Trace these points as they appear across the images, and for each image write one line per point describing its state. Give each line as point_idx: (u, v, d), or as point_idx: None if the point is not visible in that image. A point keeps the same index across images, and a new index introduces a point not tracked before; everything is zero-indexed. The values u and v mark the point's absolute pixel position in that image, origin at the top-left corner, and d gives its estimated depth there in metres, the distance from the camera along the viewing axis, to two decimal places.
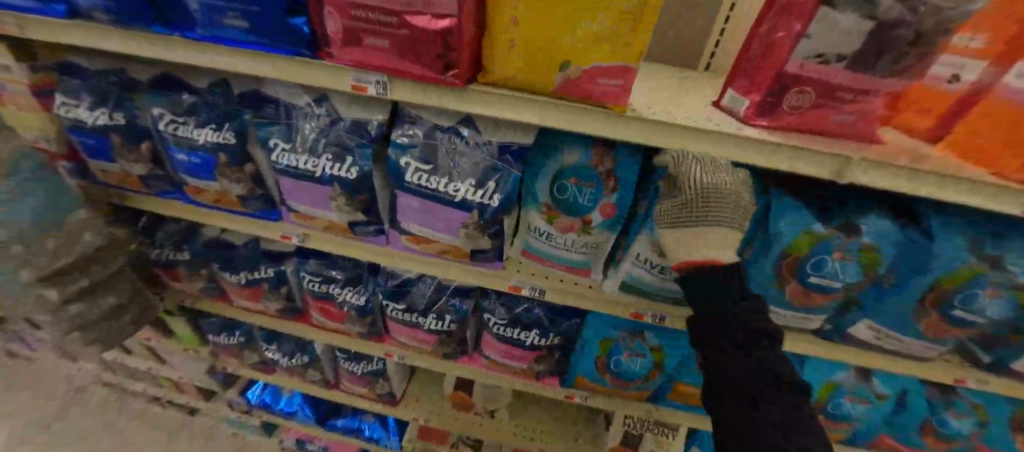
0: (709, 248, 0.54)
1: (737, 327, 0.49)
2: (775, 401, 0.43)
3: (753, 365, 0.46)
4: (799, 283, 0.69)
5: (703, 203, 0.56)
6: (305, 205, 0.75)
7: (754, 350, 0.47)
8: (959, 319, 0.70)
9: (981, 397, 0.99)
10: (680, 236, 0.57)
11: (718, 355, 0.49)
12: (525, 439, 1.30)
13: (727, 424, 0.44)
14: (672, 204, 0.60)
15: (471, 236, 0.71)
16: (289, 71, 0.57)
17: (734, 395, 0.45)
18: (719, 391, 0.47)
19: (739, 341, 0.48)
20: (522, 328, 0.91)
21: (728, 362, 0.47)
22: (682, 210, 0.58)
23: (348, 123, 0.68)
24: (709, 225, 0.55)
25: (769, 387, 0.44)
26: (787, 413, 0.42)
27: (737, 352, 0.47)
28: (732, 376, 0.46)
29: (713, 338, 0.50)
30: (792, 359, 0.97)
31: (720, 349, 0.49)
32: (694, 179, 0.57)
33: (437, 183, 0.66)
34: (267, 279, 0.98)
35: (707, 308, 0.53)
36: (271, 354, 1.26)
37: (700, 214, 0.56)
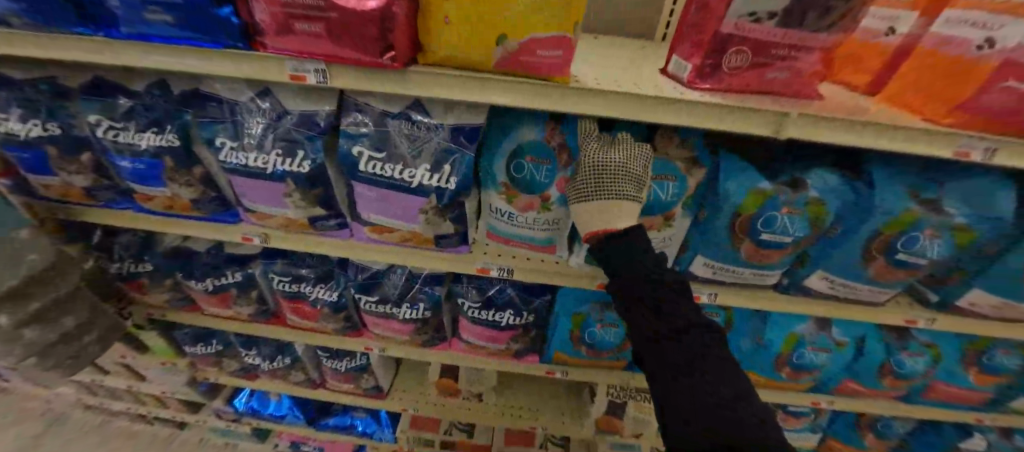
0: (604, 217, 0.60)
1: (655, 285, 0.53)
2: (704, 363, 0.47)
3: (678, 325, 0.50)
4: (752, 241, 0.72)
5: (596, 178, 0.61)
6: (262, 204, 0.74)
7: (677, 314, 0.51)
8: (903, 262, 0.75)
9: (930, 335, 1.06)
10: (583, 209, 0.62)
11: (645, 323, 0.51)
12: (512, 417, 1.33)
13: (663, 384, 0.49)
14: (574, 181, 0.64)
15: (431, 222, 0.72)
16: (224, 66, 0.55)
17: (669, 362, 0.48)
18: (653, 358, 0.51)
19: (663, 304, 0.51)
20: (495, 310, 0.93)
21: (656, 329, 0.50)
22: (580, 186, 0.63)
23: (296, 116, 0.67)
24: (602, 198, 0.60)
25: (697, 345, 0.49)
26: (713, 364, 0.47)
27: (662, 319, 0.51)
28: (662, 339, 0.50)
29: (635, 302, 0.53)
30: (757, 317, 1.02)
31: (646, 314, 0.52)
32: (590, 158, 0.62)
33: (392, 170, 0.66)
34: (235, 284, 0.97)
35: (623, 270, 0.56)
36: (251, 359, 1.24)
37: (595, 188, 0.61)
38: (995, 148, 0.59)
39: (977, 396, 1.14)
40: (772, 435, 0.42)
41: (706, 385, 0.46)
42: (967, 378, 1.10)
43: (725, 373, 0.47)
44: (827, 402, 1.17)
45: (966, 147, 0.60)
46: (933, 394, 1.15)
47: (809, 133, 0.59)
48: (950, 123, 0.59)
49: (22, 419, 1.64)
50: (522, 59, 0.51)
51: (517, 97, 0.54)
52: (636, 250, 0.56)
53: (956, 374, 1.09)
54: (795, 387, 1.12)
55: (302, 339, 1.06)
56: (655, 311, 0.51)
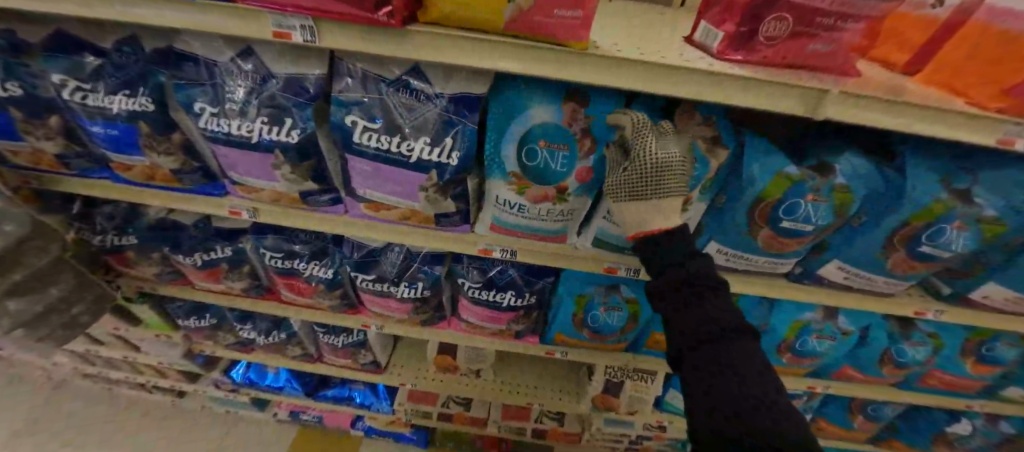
0: (656, 218, 0.57)
1: (691, 281, 0.53)
2: (733, 358, 0.48)
3: (710, 318, 0.50)
4: (772, 228, 0.68)
5: (658, 178, 0.54)
6: (251, 177, 0.69)
7: (713, 311, 0.51)
8: (925, 254, 0.72)
9: (936, 326, 1.04)
10: (638, 208, 0.57)
11: (678, 318, 0.52)
12: (510, 393, 1.33)
13: (693, 375, 0.49)
14: (624, 177, 0.56)
15: (432, 200, 0.67)
16: (198, 22, 0.49)
17: (701, 355, 0.49)
18: (683, 352, 0.51)
19: (697, 298, 0.52)
20: (497, 290, 0.90)
21: (689, 324, 0.51)
22: (636, 184, 0.56)
23: (283, 80, 0.61)
24: (662, 198, 0.56)
25: (726, 339, 0.49)
26: (741, 358, 0.48)
27: (695, 314, 0.51)
28: (692, 331, 0.50)
29: (673, 300, 0.54)
30: (764, 304, 0.99)
31: (682, 309, 0.52)
32: (651, 153, 0.54)
33: (389, 143, 0.61)
34: (225, 259, 0.93)
35: (668, 270, 0.55)
36: (246, 333, 1.22)
37: (654, 188, 0.55)
38: None
39: (974, 385, 1.14)
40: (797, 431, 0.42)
41: (733, 377, 0.46)
42: (966, 368, 1.09)
43: (752, 367, 0.47)
44: (824, 387, 1.16)
45: (1012, 135, 0.55)
46: (930, 381, 1.15)
47: (844, 114, 0.54)
48: (999, 108, 0.54)
49: (21, 386, 1.63)
50: (537, 18, 0.45)
51: (531, 65, 0.49)
52: (680, 250, 0.55)
53: (957, 364, 1.09)
54: (794, 372, 1.11)
55: (297, 315, 1.03)
56: (689, 306, 0.52)
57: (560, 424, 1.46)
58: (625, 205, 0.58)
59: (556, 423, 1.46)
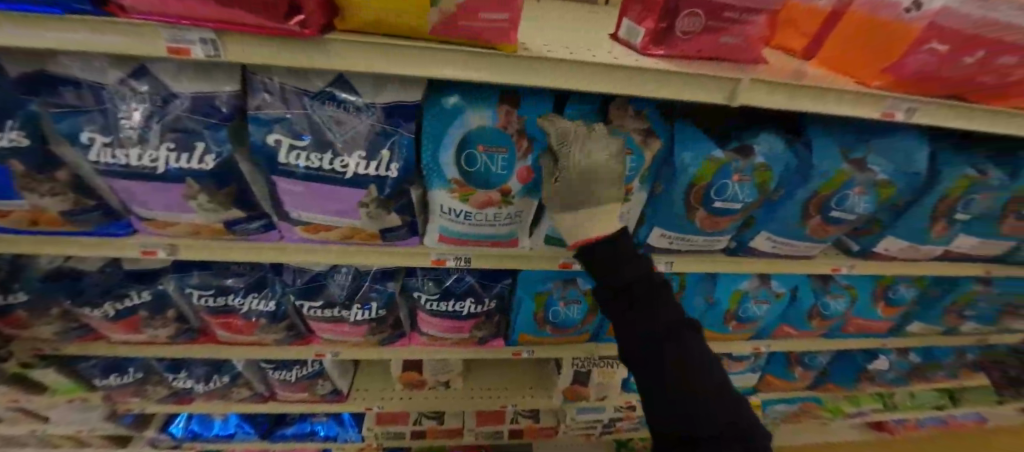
0: (593, 228, 0.56)
1: (640, 281, 0.54)
2: (684, 355, 0.52)
3: (663, 318, 0.53)
4: (706, 209, 0.73)
5: (585, 187, 0.55)
6: (162, 210, 0.61)
7: (663, 310, 0.53)
8: (836, 218, 0.80)
9: (850, 279, 1.17)
10: (572, 218, 0.57)
11: (628, 323, 0.53)
12: (482, 398, 1.32)
13: (652, 374, 0.52)
14: (555, 188, 0.56)
15: (374, 216, 0.64)
16: (72, 42, 0.42)
17: (659, 355, 0.52)
18: (635, 352, 0.54)
19: (648, 299, 0.53)
20: (455, 299, 0.87)
21: (645, 328, 0.53)
22: (566, 194, 0.56)
23: (190, 101, 0.55)
24: (594, 206, 0.56)
25: (677, 335, 0.53)
26: (690, 352, 0.53)
27: (649, 318, 0.53)
28: (649, 334, 0.52)
29: (623, 303, 0.54)
30: (707, 279, 1.06)
31: (637, 311, 0.53)
32: (577, 163, 0.54)
33: (320, 161, 0.57)
34: (144, 305, 0.83)
35: (617, 271, 0.54)
36: (182, 383, 1.10)
37: (585, 197, 0.55)
38: (915, 107, 0.63)
39: (885, 325, 1.30)
40: (735, 412, 0.52)
41: (689, 373, 0.51)
42: (877, 311, 1.24)
43: (699, 358, 0.53)
44: (766, 346, 1.25)
45: (892, 108, 0.62)
46: (850, 329, 1.29)
47: (760, 99, 0.58)
48: (878, 85, 0.62)
49: None
50: (466, 23, 0.45)
51: (463, 71, 0.48)
52: (624, 255, 0.55)
53: (870, 310, 1.23)
54: (740, 337, 1.19)
55: (237, 356, 0.94)
56: (640, 310, 0.53)
57: (535, 421, 1.47)
58: (558, 216, 0.58)
59: (530, 420, 1.46)
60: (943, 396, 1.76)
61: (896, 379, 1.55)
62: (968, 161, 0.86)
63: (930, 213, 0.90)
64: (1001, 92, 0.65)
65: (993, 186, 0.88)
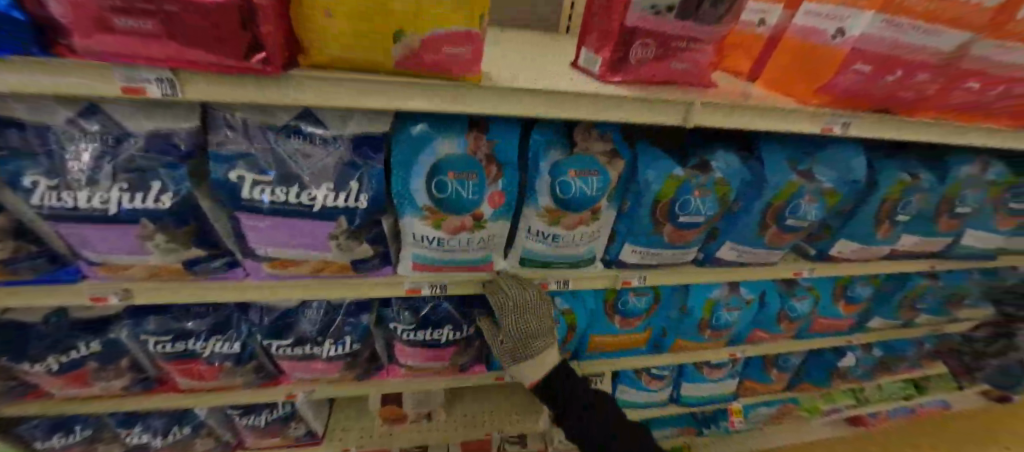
0: (537, 372, 0.74)
1: (572, 379, 0.78)
2: (613, 417, 0.78)
3: (593, 399, 0.78)
4: (673, 224, 0.76)
5: (525, 344, 0.73)
6: (115, 253, 0.58)
7: (596, 406, 0.77)
8: (792, 226, 0.85)
9: (812, 280, 1.24)
10: (520, 368, 0.74)
11: (578, 410, 0.76)
12: (467, 427, 1.28)
13: (603, 439, 0.75)
14: (505, 345, 0.75)
15: (345, 247, 0.63)
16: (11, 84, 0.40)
17: (602, 424, 0.76)
18: (587, 431, 0.75)
19: (581, 390, 0.78)
20: (432, 328, 0.85)
21: (591, 424, 0.76)
22: (512, 350, 0.74)
23: (145, 140, 0.53)
24: (533, 358, 0.73)
25: (604, 407, 0.79)
26: (614, 413, 0.79)
27: (585, 401, 0.77)
28: (592, 413, 0.77)
29: (570, 411, 0.76)
30: (681, 289, 1.08)
31: (579, 400, 0.77)
32: (515, 328, 0.72)
33: (287, 194, 0.56)
34: (93, 356, 0.77)
35: (559, 380, 0.76)
36: (137, 439, 1.01)
37: (526, 351, 0.73)
38: (847, 122, 0.71)
39: (846, 324, 1.36)
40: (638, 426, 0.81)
41: (621, 426, 0.78)
42: (839, 310, 1.30)
43: (620, 415, 0.80)
44: (741, 352, 1.29)
45: (830, 123, 0.71)
46: (817, 329, 1.34)
47: (710, 118, 0.62)
48: (816, 103, 0.69)
49: None
50: (426, 57, 0.46)
51: (425, 101, 0.49)
52: (561, 370, 0.77)
53: (832, 309, 1.29)
54: (716, 345, 1.21)
55: (201, 403, 0.88)
56: (578, 398, 0.77)
57: (523, 446, 1.46)
58: (514, 366, 0.75)
59: (518, 446, 1.44)
60: (908, 387, 1.84)
61: (863, 375, 1.62)
62: (902, 167, 0.94)
63: (874, 216, 0.97)
64: (919, 105, 0.73)
65: (926, 188, 0.96)
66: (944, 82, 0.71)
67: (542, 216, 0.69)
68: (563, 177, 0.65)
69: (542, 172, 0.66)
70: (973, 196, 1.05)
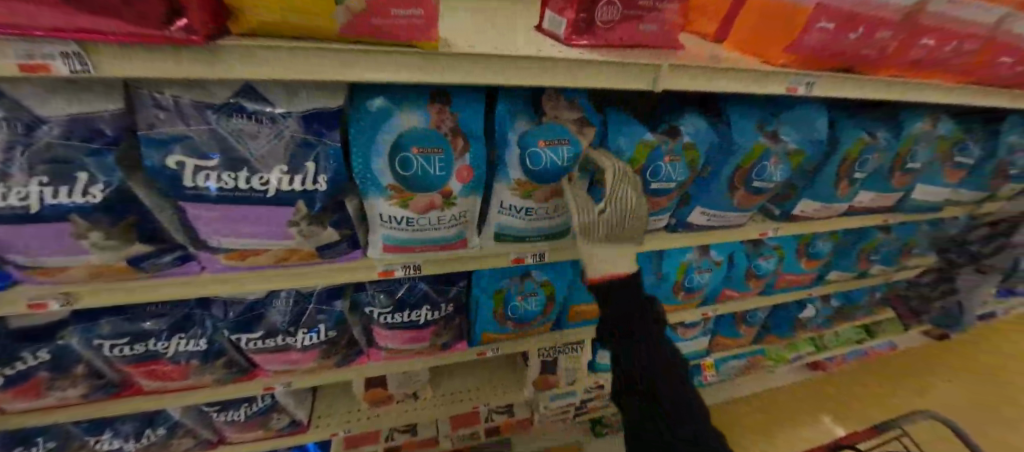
0: (621, 263, 0.65)
1: (643, 303, 0.67)
2: (674, 364, 0.64)
3: (658, 332, 0.65)
4: (646, 191, 0.76)
5: (626, 221, 0.64)
6: (45, 255, 0.52)
7: (660, 344, 0.64)
8: (758, 188, 0.87)
9: (777, 239, 1.28)
10: (606, 249, 0.64)
11: (638, 332, 0.64)
12: (454, 402, 1.30)
13: (657, 380, 0.61)
14: (603, 218, 0.63)
15: (309, 233, 0.59)
16: None
17: (660, 362, 0.63)
18: (641, 362, 0.63)
19: (648, 314, 0.66)
20: (410, 310, 0.84)
21: (651, 363, 0.62)
22: (613, 225, 0.64)
23: (64, 127, 0.47)
24: (624, 242, 0.66)
25: (669, 350, 0.64)
26: (678, 365, 0.64)
27: (647, 329, 0.65)
28: (651, 346, 0.63)
29: (635, 340, 0.64)
30: (657, 254, 1.09)
31: (641, 324, 0.65)
32: (622, 200, 0.64)
33: (235, 180, 0.52)
34: (43, 365, 0.71)
35: (630, 300, 0.66)
36: (107, 446, 0.97)
37: (622, 231, 0.65)
38: (812, 81, 0.70)
39: (808, 278, 1.43)
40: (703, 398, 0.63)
41: (681, 379, 0.63)
42: (802, 265, 1.37)
43: (684, 372, 0.64)
44: (714, 312, 1.33)
45: (796, 83, 0.69)
46: (783, 284, 1.41)
47: (684, 83, 0.61)
48: (784, 62, 0.68)
49: None
50: (375, 21, 0.42)
51: (395, 72, 0.46)
52: (635, 291, 0.66)
53: (795, 264, 1.35)
54: (688, 306, 1.25)
55: (171, 404, 0.84)
56: (642, 320, 0.65)
57: (510, 416, 1.51)
58: (604, 247, 0.64)
59: (505, 415, 1.49)
60: (861, 332, 1.99)
61: (824, 323, 1.74)
62: (859, 126, 0.98)
63: (834, 174, 1.00)
64: (879, 63, 0.74)
65: (882, 146, 1.00)
66: (900, 40, 0.72)
67: (514, 189, 0.67)
68: (533, 148, 0.63)
69: (511, 144, 0.64)
70: (924, 152, 1.09)
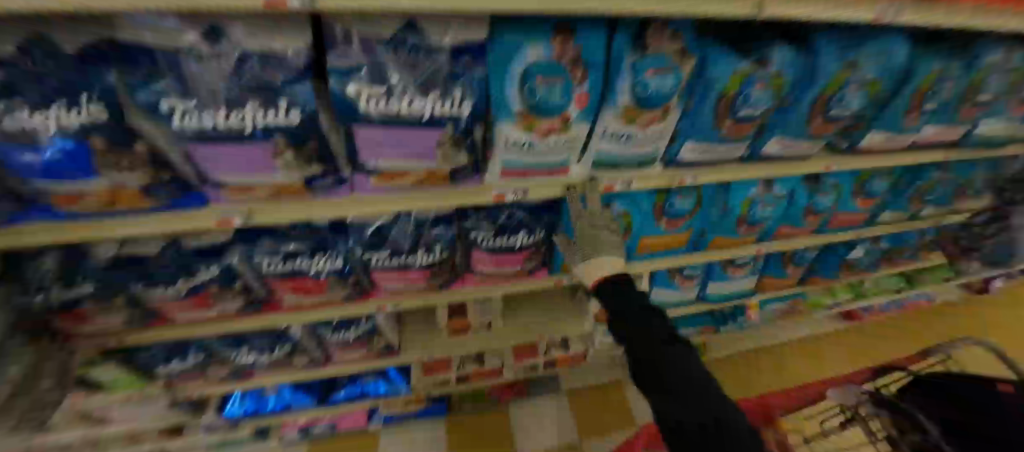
0: (599, 272, 0.82)
1: (642, 300, 0.77)
2: (683, 346, 0.72)
3: (662, 323, 0.75)
4: (733, 119, 0.82)
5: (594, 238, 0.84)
6: (241, 174, 0.63)
7: (662, 325, 0.74)
8: (833, 116, 0.91)
9: (837, 177, 1.30)
10: (587, 265, 0.84)
11: (641, 318, 0.74)
12: (524, 331, 1.43)
13: (667, 357, 0.69)
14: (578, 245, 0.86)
15: (447, 155, 0.69)
16: None
17: (669, 344, 0.71)
18: (649, 343, 0.71)
19: (648, 307, 0.76)
20: (508, 234, 0.94)
21: (649, 337, 0.72)
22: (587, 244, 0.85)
23: (268, 60, 0.54)
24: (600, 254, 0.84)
25: (676, 336, 0.73)
26: (686, 349, 0.71)
27: (649, 317, 0.75)
28: (659, 331, 0.73)
29: (633, 322, 0.74)
30: (722, 189, 1.14)
31: (643, 314, 0.75)
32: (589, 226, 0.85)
33: (399, 105, 0.60)
34: (214, 279, 0.85)
35: (628, 297, 0.77)
36: (245, 358, 1.14)
37: (595, 247, 0.85)
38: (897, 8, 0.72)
39: (862, 217, 1.47)
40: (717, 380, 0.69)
41: (691, 360, 0.70)
42: (857, 204, 1.40)
43: (695, 357, 0.71)
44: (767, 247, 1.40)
45: (881, 12, 0.71)
46: (835, 223, 1.44)
47: (785, 12, 0.65)
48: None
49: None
50: None
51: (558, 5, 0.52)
52: (629, 291, 0.78)
53: (851, 204, 1.39)
54: (745, 242, 1.32)
55: (306, 318, 0.98)
56: (644, 311, 0.75)
57: (566, 351, 1.64)
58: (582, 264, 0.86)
59: (562, 350, 1.62)
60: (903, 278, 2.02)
61: (869, 264, 1.78)
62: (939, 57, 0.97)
63: (905, 105, 1.02)
64: None
65: (956, 77, 1.01)
66: None
67: (618, 117, 0.74)
68: (642, 77, 0.69)
69: (623, 73, 0.68)
70: (997, 83, 1.09)
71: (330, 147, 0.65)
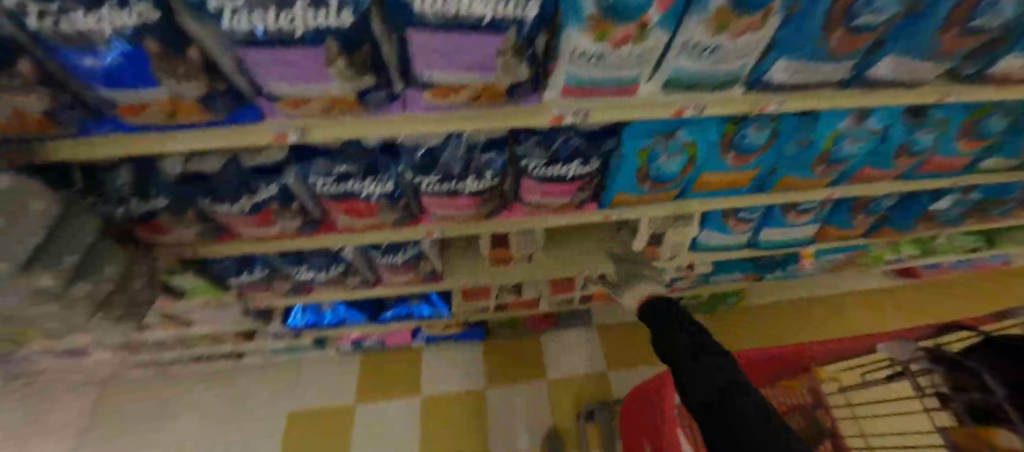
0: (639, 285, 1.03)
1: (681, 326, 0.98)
2: (705, 346, 0.88)
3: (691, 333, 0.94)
4: (847, 28, 0.67)
5: None
6: (295, 83, 0.60)
7: (690, 335, 0.93)
8: (974, 28, 0.74)
9: (948, 110, 1.10)
10: None
11: (673, 338, 0.96)
12: (565, 264, 1.43)
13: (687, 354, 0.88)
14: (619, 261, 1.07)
15: (509, 66, 0.62)
16: None
17: (689, 345, 0.90)
18: (675, 347, 0.92)
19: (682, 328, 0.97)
20: (562, 163, 0.89)
21: (675, 345, 0.93)
22: None
23: None
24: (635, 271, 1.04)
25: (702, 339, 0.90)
26: (709, 348, 0.87)
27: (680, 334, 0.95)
28: (684, 339, 0.92)
29: (666, 341, 0.97)
30: (807, 116, 1.00)
31: (677, 333, 0.96)
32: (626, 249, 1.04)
33: (459, 5, 0.52)
34: (275, 197, 0.86)
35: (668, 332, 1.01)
36: (304, 275, 1.21)
37: None
38: None
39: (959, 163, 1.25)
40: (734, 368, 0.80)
41: (709, 354, 0.86)
42: (961, 146, 1.19)
43: (718, 354, 0.86)
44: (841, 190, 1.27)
45: None
46: (928, 168, 1.26)
47: None
48: None
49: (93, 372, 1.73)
50: None
51: None
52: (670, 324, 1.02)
53: (955, 147, 1.18)
54: (819, 184, 1.19)
55: (359, 238, 1.02)
56: (679, 332, 0.96)
57: (603, 287, 1.66)
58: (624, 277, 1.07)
59: (598, 286, 1.65)
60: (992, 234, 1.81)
61: (958, 217, 1.58)
62: None
63: None
64: None
65: None
66: None
67: (707, 26, 0.61)
68: None
69: None
70: None
71: (383, 56, 0.61)
